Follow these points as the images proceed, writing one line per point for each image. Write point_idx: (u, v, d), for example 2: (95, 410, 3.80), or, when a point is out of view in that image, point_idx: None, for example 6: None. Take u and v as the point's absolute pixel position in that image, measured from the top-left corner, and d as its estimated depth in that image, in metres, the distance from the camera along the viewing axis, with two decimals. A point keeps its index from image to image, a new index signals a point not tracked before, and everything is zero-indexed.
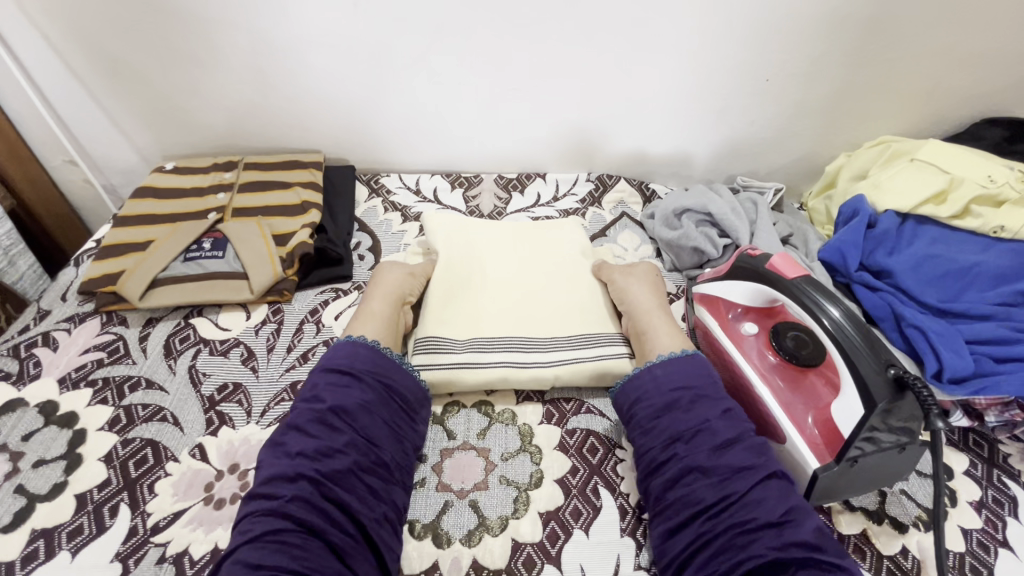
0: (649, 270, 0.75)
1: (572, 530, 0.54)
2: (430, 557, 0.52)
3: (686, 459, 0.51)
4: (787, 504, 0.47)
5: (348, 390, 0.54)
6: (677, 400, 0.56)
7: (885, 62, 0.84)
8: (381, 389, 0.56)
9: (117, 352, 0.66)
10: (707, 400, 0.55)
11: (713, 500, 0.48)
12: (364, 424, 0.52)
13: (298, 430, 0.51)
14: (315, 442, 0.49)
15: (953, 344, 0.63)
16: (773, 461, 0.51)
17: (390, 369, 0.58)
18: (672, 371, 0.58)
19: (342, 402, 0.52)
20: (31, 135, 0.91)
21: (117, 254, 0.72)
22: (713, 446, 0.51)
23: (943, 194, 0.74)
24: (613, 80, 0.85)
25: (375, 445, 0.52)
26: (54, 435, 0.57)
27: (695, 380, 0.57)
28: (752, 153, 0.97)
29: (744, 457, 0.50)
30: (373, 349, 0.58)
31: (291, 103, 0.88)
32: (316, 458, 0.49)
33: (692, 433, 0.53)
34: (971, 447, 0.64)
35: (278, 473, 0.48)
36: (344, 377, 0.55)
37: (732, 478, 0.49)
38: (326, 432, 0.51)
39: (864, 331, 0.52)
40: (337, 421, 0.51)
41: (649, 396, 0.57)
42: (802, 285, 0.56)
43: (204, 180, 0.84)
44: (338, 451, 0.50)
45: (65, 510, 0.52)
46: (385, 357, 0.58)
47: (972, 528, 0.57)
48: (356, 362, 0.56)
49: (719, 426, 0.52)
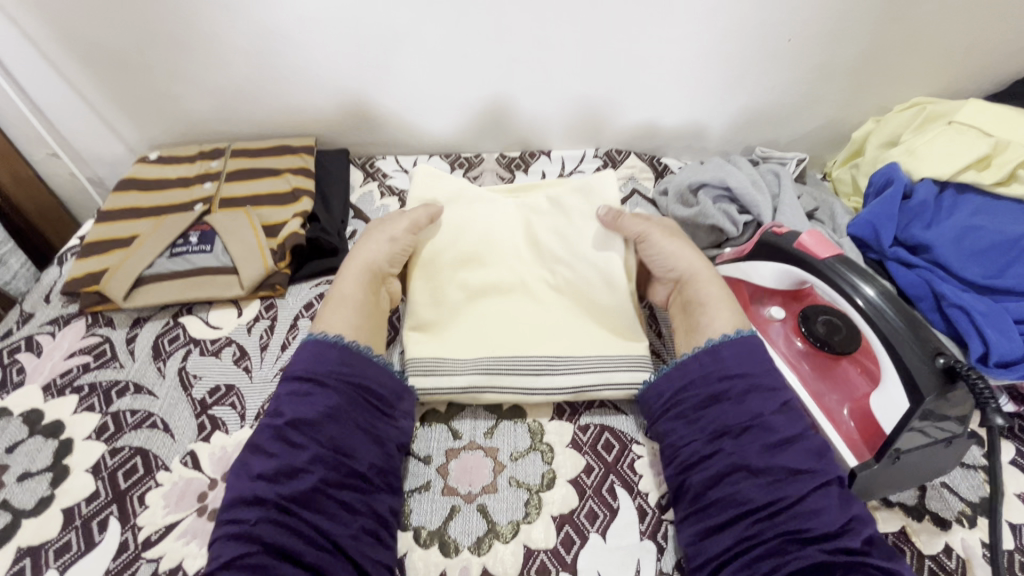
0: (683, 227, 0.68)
1: (588, 534, 0.51)
2: (437, 567, 0.49)
3: (734, 455, 0.49)
4: (849, 515, 0.45)
5: (309, 396, 0.51)
6: (724, 391, 0.52)
7: (920, 14, 0.77)
8: (348, 391, 0.52)
9: (104, 356, 0.62)
10: (759, 393, 0.51)
11: (762, 501, 0.46)
12: (330, 434, 0.49)
13: (260, 449, 0.48)
14: (277, 463, 0.47)
15: (1000, 325, 0.58)
16: (831, 466, 0.48)
17: (358, 364, 0.54)
18: (722, 357, 0.54)
19: (301, 415, 0.49)
20: (10, 128, 0.87)
21: (100, 252, 0.69)
22: (765, 444, 0.49)
23: (986, 159, 0.68)
24: (621, 46, 0.78)
25: (346, 457, 0.49)
26: (39, 446, 0.54)
27: (749, 368, 0.53)
28: (771, 122, 0.91)
29: (805, 458, 0.47)
30: (334, 345, 0.55)
31: (272, 83, 0.82)
32: (277, 479, 0.46)
33: (739, 430, 0.50)
34: (1019, 435, 0.59)
35: (241, 495, 0.46)
36: (303, 384, 0.52)
37: (786, 481, 0.46)
38: (289, 450, 0.48)
39: (907, 315, 0.47)
40: (298, 438, 0.48)
41: (697, 383, 0.54)
42: (835, 264, 0.51)
43: (189, 170, 0.79)
44: (303, 469, 0.47)
45: (52, 526, 0.49)
46: (347, 351, 0.55)
47: (1022, 524, 0.53)
48: (316, 365, 0.53)
49: (774, 422, 0.49)
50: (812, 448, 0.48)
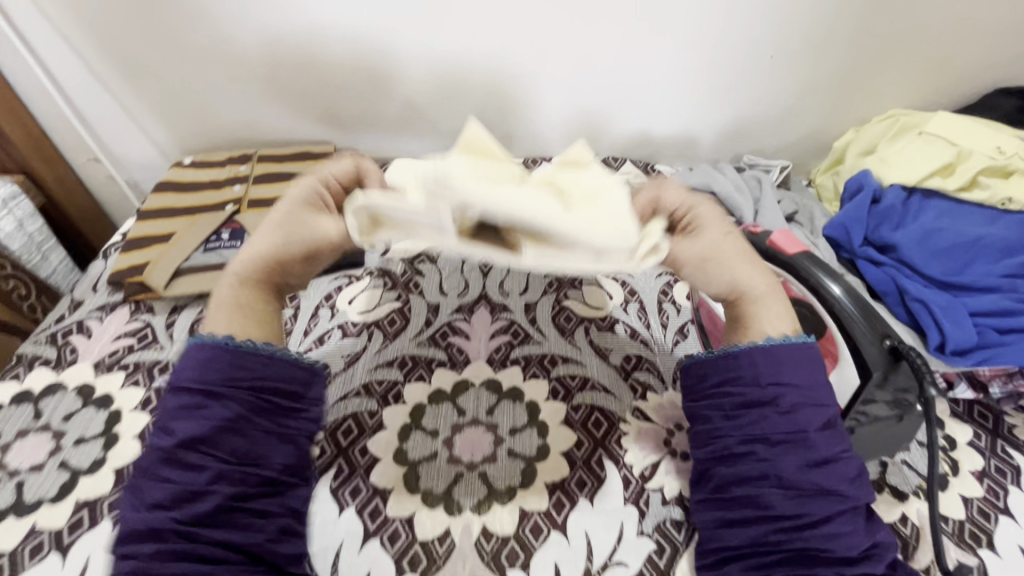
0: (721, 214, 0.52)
1: (578, 499, 0.57)
2: (442, 525, 0.55)
3: (767, 465, 0.45)
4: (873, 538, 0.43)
5: (205, 411, 0.43)
6: (773, 397, 0.47)
7: (892, 33, 0.83)
8: (253, 398, 0.44)
9: (146, 339, 0.69)
10: (811, 406, 0.46)
11: (789, 513, 0.44)
12: (234, 447, 0.43)
13: (151, 475, 0.41)
14: (173, 489, 0.41)
15: (957, 316, 0.64)
16: (862, 490, 0.45)
17: (256, 365, 0.45)
18: (780, 362, 0.47)
19: (194, 434, 0.42)
20: (56, 134, 0.95)
21: (142, 247, 0.76)
22: (804, 459, 0.45)
23: (951, 167, 0.73)
24: (615, 60, 0.85)
25: (254, 466, 0.43)
26: (92, 415, 0.62)
27: (805, 378, 0.47)
28: (760, 131, 0.97)
29: (839, 478, 0.44)
30: (227, 351, 0.45)
31: (294, 92, 0.89)
32: (176, 505, 0.40)
33: (778, 440, 0.45)
34: (976, 419, 0.64)
35: (138, 527, 0.40)
36: (194, 396, 0.43)
37: (816, 498, 0.44)
38: (187, 473, 0.41)
39: (864, 307, 0.54)
40: (196, 459, 0.41)
41: (743, 381, 0.48)
42: (802, 260, 0.57)
43: (220, 173, 0.87)
44: (203, 492, 0.41)
45: (106, 484, 0.56)
46: (243, 356, 0.45)
47: (973, 497, 0.58)
48: (206, 374, 0.43)
49: (817, 440, 0.45)
50: (848, 471, 0.45)
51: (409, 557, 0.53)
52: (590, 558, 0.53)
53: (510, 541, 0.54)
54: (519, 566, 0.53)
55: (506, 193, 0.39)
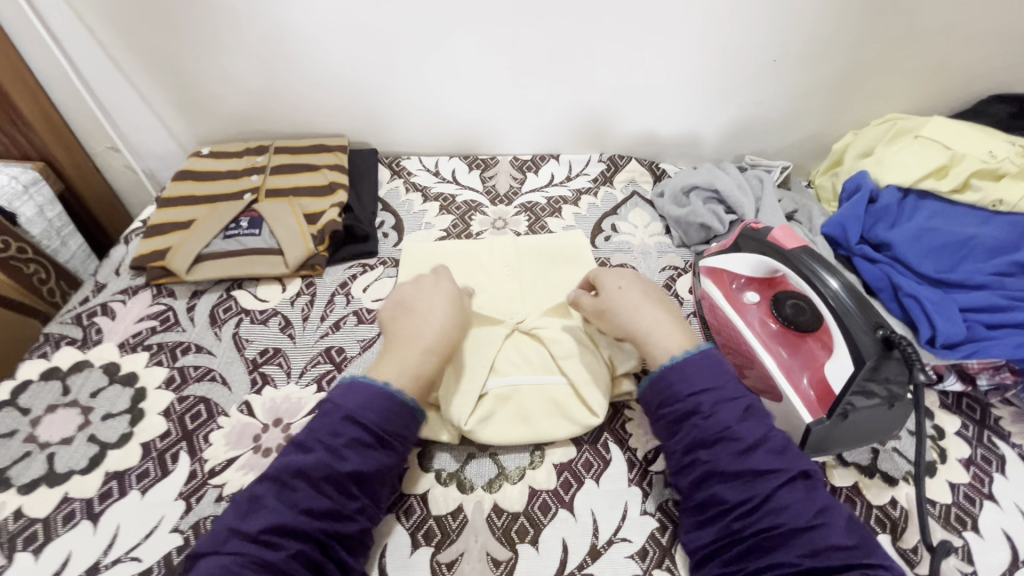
0: (623, 275, 0.69)
1: (584, 479, 0.59)
2: (455, 501, 0.57)
3: (708, 462, 0.52)
4: (816, 507, 0.49)
5: (373, 452, 0.52)
6: (697, 405, 0.55)
7: (890, 40, 0.86)
8: (402, 453, 0.55)
9: (168, 321, 0.72)
10: (727, 403, 0.55)
11: (738, 502, 0.50)
12: (375, 489, 0.52)
13: (310, 482, 0.49)
14: (328, 503, 0.49)
15: (946, 312, 0.66)
16: (795, 462, 0.52)
17: (407, 423, 0.55)
18: (689, 374, 0.57)
19: (359, 467, 0.51)
20: (76, 122, 0.97)
21: (163, 233, 0.79)
22: (738, 450, 0.52)
23: (945, 169, 0.76)
24: (623, 61, 0.88)
25: (374, 506, 0.52)
26: (118, 392, 0.64)
27: (717, 381, 0.56)
28: (762, 133, 1.00)
29: (771, 459, 0.51)
30: (404, 407, 0.55)
31: (310, 86, 0.92)
32: (325, 518, 0.48)
33: (712, 441, 0.53)
34: (963, 410, 0.67)
35: (282, 523, 0.46)
36: (367, 436, 0.52)
37: (757, 480, 0.50)
38: (342, 495, 0.50)
39: (859, 300, 0.57)
40: (356, 487, 0.51)
41: (670, 400, 0.57)
42: (801, 256, 0.62)
43: (238, 163, 0.89)
44: (348, 516, 0.50)
45: (133, 457, 0.59)
46: (411, 415, 0.56)
47: (960, 483, 0.61)
48: (388, 422, 0.54)
49: (741, 431, 0.53)
50: (776, 447, 0.52)
51: (424, 530, 0.55)
52: (597, 534, 0.55)
53: (520, 518, 0.56)
54: (528, 541, 0.55)
55: (517, 382, 0.64)
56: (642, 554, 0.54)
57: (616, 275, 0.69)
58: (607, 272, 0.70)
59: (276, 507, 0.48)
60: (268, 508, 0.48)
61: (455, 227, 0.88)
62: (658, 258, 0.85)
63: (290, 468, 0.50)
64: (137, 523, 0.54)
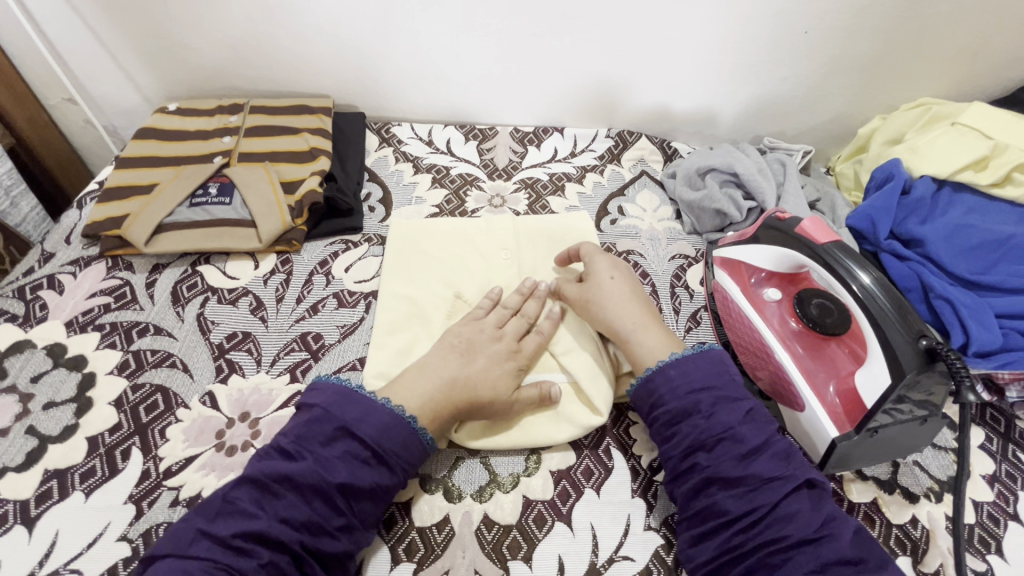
0: (616, 266, 0.64)
1: (583, 489, 0.54)
2: (441, 511, 0.52)
3: (709, 469, 0.48)
4: (823, 516, 0.44)
5: (367, 468, 0.46)
6: (695, 405, 0.50)
7: (932, 15, 0.79)
8: (400, 476, 0.48)
9: (124, 298, 0.64)
10: (727, 403, 0.50)
11: (741, 513, 0.45)
12: (366, 509, 0.46)
13: (292, 485, 0.44)
14: (307, 514, 0.43)
15: (982, 318, 0.61)
16: (799, 469, 0.47)
17: (412, 449, 0.48)
18: (689, 371, 0.52)
19: (353, 482, 0.45)
20: (27, 70, 0.87)
21: (119, 198, 0.70)
22: (739, 454, 0.47)
23: (984, 160, 0.71)
24: (641, 27, 0.79)
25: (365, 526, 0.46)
26: (63, 378, 0.57)
27: (716, 381, 0.52)
28: (782, 113, 0.93)
29: (777, 465, 0.47)
30: (404, 425, 0.48)
31: (293, 40, 0.82)
32: (303, 530, 0.43)
33: (714, 442, 0.48)
34: (988, 422, 0.62)
35: (253, 530, 0.41)
36: (366, 451, 0.46)
37: (761, 488, 0.46)
38: (326, 507, 0.44)
39: (896, 301, 0.50)
40: (342, 502, 0.44)
41: (667, 398, 0.52)
42: (833, 250, 0.54)
43: (208, 123, 0.80)
44: (330, 533, 0.44)
45: (78, 453, 0.52)
46: (413, 436, 0.49)
47: (984, 501, 0.56)
48: (385, 438, 0.47)
49: (745, 433, 0.48)
50: (781, 452, 0.48)
51: (405, 544, 0.50)
52: (596, 552, 0.50)
53: (511, 531, 0.51)
54: (521, 558, 0.49)
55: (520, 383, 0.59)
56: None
57: (609, 262, 0.64)
58: (600, 261, 0.64)
59: (252, 511, 0.43)
60: (242, 512, 0.42)
61: (448, 203, 0.81)
62: (667, 245, 0.78)
63: (268, 469, 0.44)
64: (79, 530, 0.47)
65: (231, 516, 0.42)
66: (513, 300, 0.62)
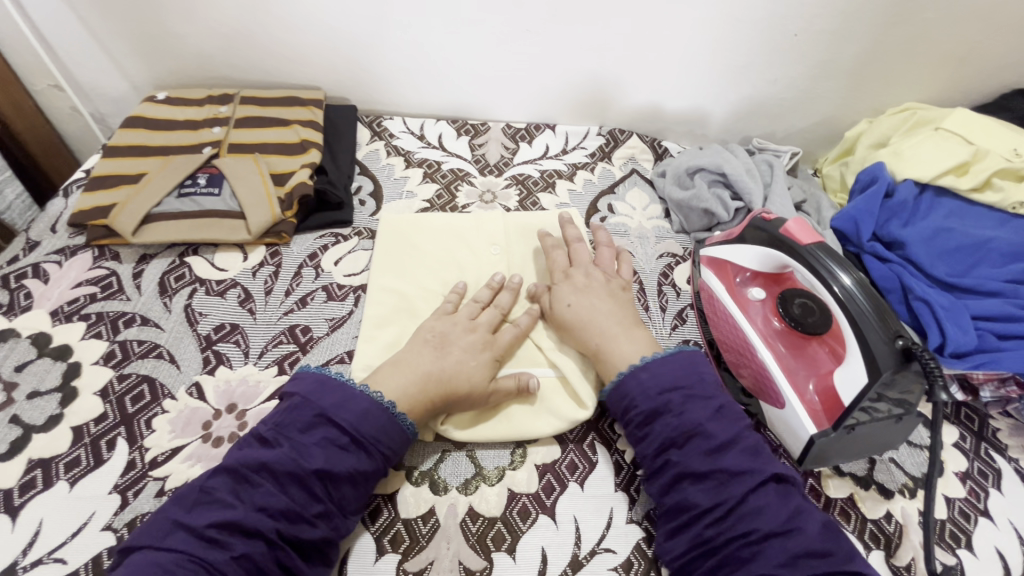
0: (574, 287, 0.63)
1: (567, 482, 0.55)
2: (426, 503, 0.52)
3: (679, 464, 0.49)
4: (790, 510, 0.45)
5: (345, 454, 0.46)
6: (666, 404, 0.51)
7: (919, 21, 0.80)
8: (380, 461, 0.48)
9: (111, 288, 0.64)
10: (696, 400, 0.51)
11: (709, 506, 0.46)
12: (346, 495, 0.46)
13: (270, 473, 0.44)
14: (284, 502, 0.43)
15: (959, 319, 0.63)
16: (767, 464, 0.48)
17: (391, 434, 0.49)
18: (657, 372, 0.53)
19: (330, 467, 0.45)
20: (12, 56, 0.85)
21: (106, 187, 0.69)
22: (705, 449, 0.48)
23: (966, 165, 0.73)
24: (633, 26, 0.80)
25: (346, 513, 0.46)
26: (48, 368, 0.57)
27: (688, 379, 0.53)
28: (772, 114, 0.94)
29: (743, 459, 0.48)
30: (383, 411, 0.49)
31: (284, 30, 0.82)
32: (281, 519, 0.43)
33: (683, 439, 0.49)
34: (962, 421, 0.64)
35: (239, 521, 0.41)
36: (343, 437, 0.47)
37: (735, 484, 0.46)
38: (303, 494, 0.44)
39: (874, 301, 0.52)
40: (320, 488, 0.45)
41: (638, 400, 0.52)
42: (815, 251, 0.56)
43: (198, 113, 0.80)
44: (308, 520, 0.44)
45: (62, 443, 0.52)
46: (392, 422, 0.49)
47: (956, 498, 0.58)
48: (364, 424, 0.48)
49: (713, 429, 0.49)
50: (749, 448, 0.49)
51: (390, 535, 0.50)
52: (578, 544, 0.51)
53: (497, 523, 0.52)
54: (505, 549, 0.50)
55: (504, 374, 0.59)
56: (627, 567, 0.50)
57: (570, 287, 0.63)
58: (559, 282, 0.64)
59: (229, 501, 0.43)
60: (218, 502, 0.42)
61: (439, 198, 0.81)
62: (655, 244, 0.79)
63: (245, 458, 0.45)
64: (63, 520, 0.47)
65: (214, 506, 0.42)
66: (484, 293, 0.63)
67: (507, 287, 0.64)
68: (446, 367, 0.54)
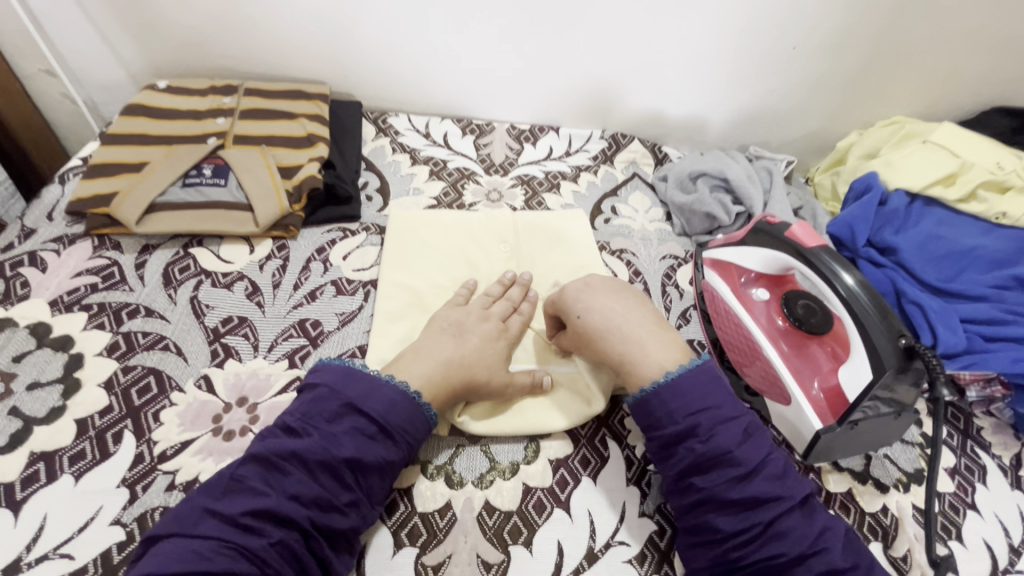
0: (581, 290, 0.59)
1: (581, 477, 0.56)
2: (443, 497, 0.52)
3: (705, 490, 0.48)
4: (816, 530, 0.46)
5: (374, 444, 0.46)
6: (694, 427, 0.49)
7: (908, 38, 0.84)
8: (405, 451, 0.48)
9: (112, 278, 0.62)
10: (726, 423, 0.49)
11: (736, 531, 0.46)
12: (373, 485, 0.46)
13: (301, 462, 0.43)
14: (317, 491, 0.43)
15: (949, 322, 0.66)
16: (794, 484, 0.48)
17: (416, 424, 0.49)
18: (684, 391, 0.50)
19: (359, 458, 0.45)
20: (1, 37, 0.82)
21: (108, 175, 0.68)
22: (733, 476, 0.47)
23: (953, 176, 0.77)
24: (639, 32, 0.82)
25: (372, 502, 0.46)
26: (48, 359, 0.55)
27: (717, 399, 0.50)
28: (768, 123, 0.97)
29: (771, 486, 0.47)
30: (409, 401, 0.48)
31: (292, 23, 0.81)
32: (313, 507, 0.43)
33: (709, 466, 0.48)
34: (948, 419, 0.66)
35: (265, 508, 0.41)
36: (371, 427, 0.46)
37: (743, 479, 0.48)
38: (334, 483, 0.44)
39: (877, 301, 0.54)
40: (349, 477, 0.44)
41: (663, 421, 0.50)
42: (819, 253, 0.58)
43: (201, 103, 0.78)
44: (339, 509, 0.43)
45: (66, 435, 0.50)
46: (418, 412, 0.49)
47: (946, 492, 0.60)
48: (391, 414, 0.47)
49: (741, 455, 0.47)
50: (775, 471, 0.48)
51: (408, 529, 0.50)
52: (593, 537, 0.52)
53: (513, 517, 0.52)
54: (522, 542, 0.51)
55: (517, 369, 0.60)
56: (641, 559, 0.51)
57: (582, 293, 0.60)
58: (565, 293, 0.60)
59: (260, 489, 0.42)
60: (249, 489, 0.42)
61: (446, 196, 0.81)
62: (658, 246, 0.81)
63: (277, 447, 0.44)
64: (68, 515, 0.46)
65: (234, 496, 0.42)
66: (495, 288, 0.63)
67: (516, 282, 0.65)
68: (463, 356, 0.54)
